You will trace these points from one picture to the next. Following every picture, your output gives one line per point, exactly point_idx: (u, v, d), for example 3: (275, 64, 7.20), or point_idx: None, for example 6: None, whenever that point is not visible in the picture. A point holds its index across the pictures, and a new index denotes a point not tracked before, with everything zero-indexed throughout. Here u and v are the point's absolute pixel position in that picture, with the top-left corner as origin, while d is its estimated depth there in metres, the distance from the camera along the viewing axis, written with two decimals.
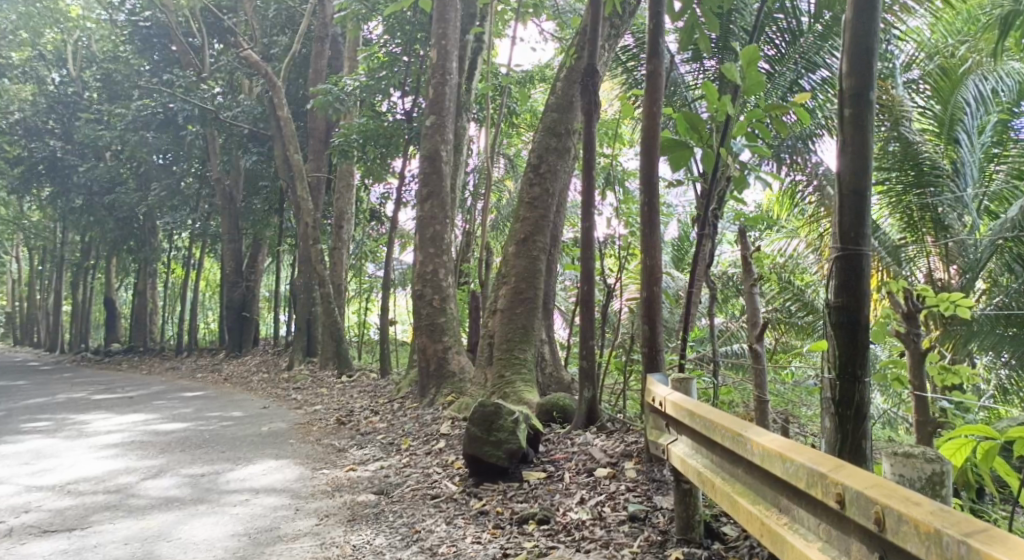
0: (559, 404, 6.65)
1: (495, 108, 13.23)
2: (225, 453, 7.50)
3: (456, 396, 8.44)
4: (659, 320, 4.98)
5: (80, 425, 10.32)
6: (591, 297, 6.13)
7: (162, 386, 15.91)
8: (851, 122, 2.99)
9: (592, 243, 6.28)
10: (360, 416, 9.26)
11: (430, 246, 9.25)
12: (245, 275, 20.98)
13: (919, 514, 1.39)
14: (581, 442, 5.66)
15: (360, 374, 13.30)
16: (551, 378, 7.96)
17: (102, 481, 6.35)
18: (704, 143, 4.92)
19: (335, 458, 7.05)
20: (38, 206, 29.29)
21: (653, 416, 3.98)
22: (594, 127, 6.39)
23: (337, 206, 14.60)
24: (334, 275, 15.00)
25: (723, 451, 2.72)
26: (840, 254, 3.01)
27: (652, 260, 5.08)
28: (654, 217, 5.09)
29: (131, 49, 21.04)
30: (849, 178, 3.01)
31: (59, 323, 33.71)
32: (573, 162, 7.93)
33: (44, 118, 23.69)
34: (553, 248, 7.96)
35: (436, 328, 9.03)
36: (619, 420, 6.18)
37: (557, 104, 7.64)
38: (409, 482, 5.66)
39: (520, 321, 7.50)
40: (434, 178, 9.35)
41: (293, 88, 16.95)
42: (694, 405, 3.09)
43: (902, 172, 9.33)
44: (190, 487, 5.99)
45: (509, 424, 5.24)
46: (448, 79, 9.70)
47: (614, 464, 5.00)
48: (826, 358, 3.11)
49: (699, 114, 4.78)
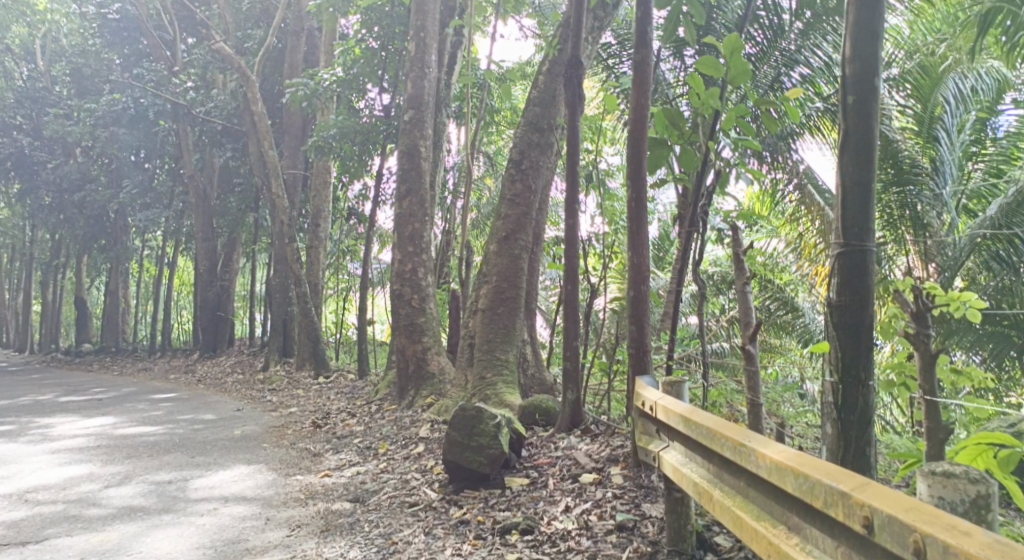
0: (542, 406, 6.46)
1: (474, 105, 13.02)
2: (194, 459, 7.21)
3: (436, 398, 8.24)
4: (646, 321, 4.80)
5: (44, 429, 9.92)
6: (575, 296, 5.92)
7: (132, 388, 15.46)
8: (855, 112, 2.86)
9: (576, 241, 6.08)
10: (337, 419, 8.99)
11: (409, 245, 9.01)
12: (220, 274, 20.52)
13: (969, 546, 1.23)
14: (565, 446, 5.47)
15: (338, 376, 13.01)
16: (533, 380, 7.77)
17: (63, 489, 6.05)
18: (685, 141, 4.72)
19: (310, 463, 6.79)
20: (5, 204, 28.53)
21: (642, 420, 3.81)
22: (578, 121, 6.20)
23: (314, 203, 14.30)
24: (310, 274, 14.67)
25: (723, 461, 2.57)
26: (842, 251, 2.87)
27: (638, 259, 4.93)
28: (641, 214, 4.89)
29: (101, 43, 20.50)
30: (851, 169, 2.87)
31: (28, 323, 32.85)
32: (556, 158, 7.73)
33: (12, 113, 23.03)
34: (535, 246, 7.77)
35: (415, 327, 8.78)
36: (604, 422, 6.00)
37: (540, 98, 7.45)
38: (386, 490, 5.44)
39: (502, 321, 7.29)
40: (413, 174, 9.10)
41: (268, 83, 16.56)
42: (689, 412, 2.95)
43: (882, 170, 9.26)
44: (155, 495, 5.72)
45: (490, 429, 5.03)
46: (426, 72, 9.44)
47: (599, 469, 4.82)
48: (827, 360, 2.96)
49: (679, 111, 4.63)
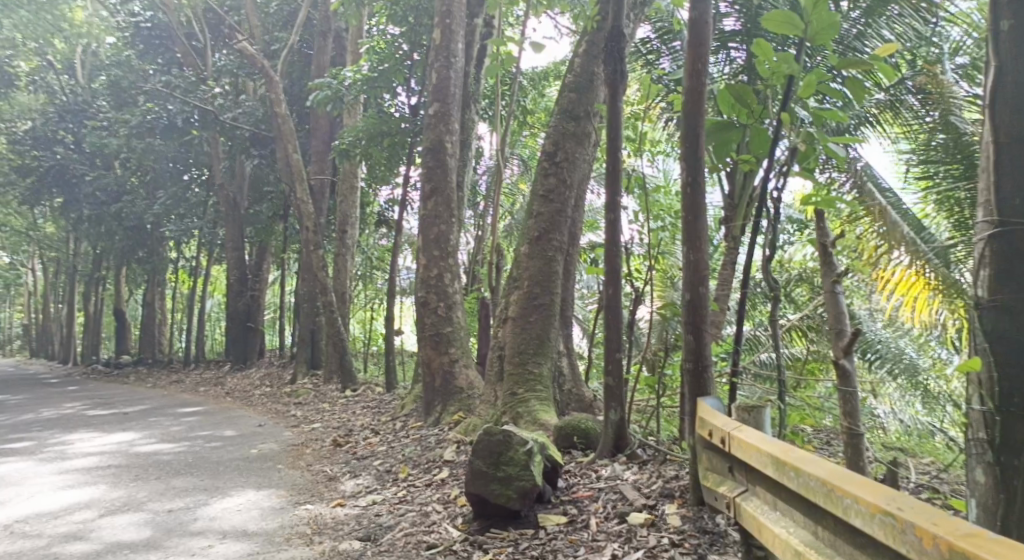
0: (581, 427, 5.71)
1: (506, 105, 12.43)
2: (201, 482, 6.59)
3: (464, 415, 7.55)
4: (708, 327, 4.01)
5: (62, 445, 9.48)
6: (617, 301, 5.17)
7: (161, 401, 15.08)
8: (1016, 40, 2.49)
9: (619, 242, 5.31)
10: (359, 436, 8.37)
11: (434, 249, 8.35)
12: (250, 284, 20.15)
13: None
14: (609, 476, 4.71)
15: (365, 389, 12.41)
16: (570, 396, 6.98)
17: (53, 517, 5.48)
18: (753, 119, 3.92)
19: (324, 489, 6.13)
20: (50, 216, 28.87)
21: (709, 453, 3.04)
22: (620, 101, 5.44)
23: (341, 209, 13.80)
24: (338, 283, 14.12)
25: (850, 534, 1.79)
26: (997, 231, 2.46)
27: (696, 257, 4.10)
28: (700, 207, 4.08)
29: (135, 53, 20.46)
30: (1012, 119, 2.48)
31: (71, 336, 33.13)
32: (594, 150, 7.02)
33: (54, 127, 23.19)
34: (571, 249, 7.03)
35: (442, 338, 8.10)
36: (652, 446, 5.24)
37: (575, 82, 6.71)
38: (402, 524, 4.73)
39: (534, 332, 6.55)
40: (438, 172, 8.44)
41: (295, 87, 16.14)
42: (783, 451, 2.18)
43: (950, 165, 7.89)
44: (150, 526, 5.11)
45: (521, 457, 4.29)
46: (453, 62, 8.81)
47: (651, 507, 4.04)
48: (975, 384, 2.54)
49: (746, 84, 3.86)
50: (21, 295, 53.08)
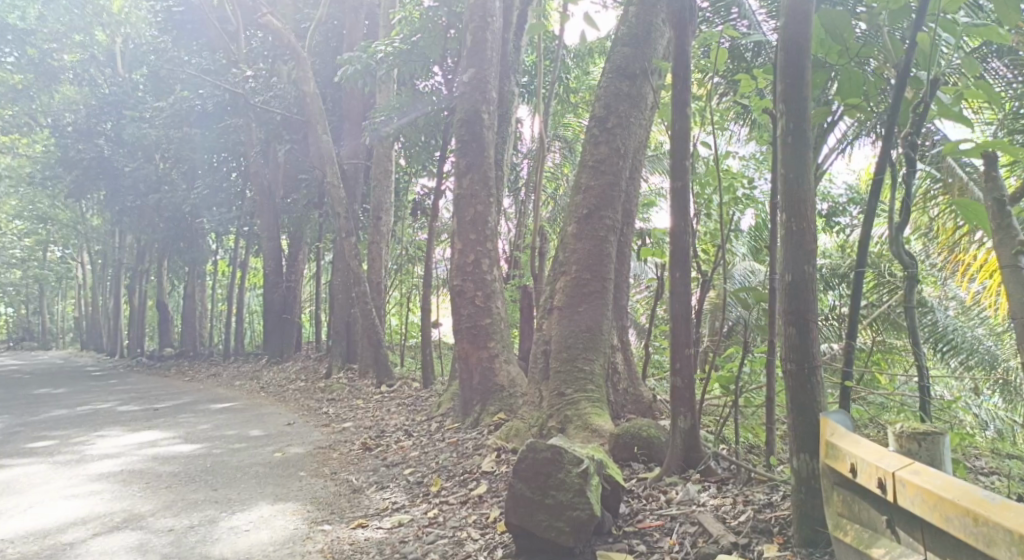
0: (642, 435, 4.86)
1: (548, 82, 11.64)
2: (214, 493, 5.91)
3: (506, 416, 6.78)
4: (814, 315, 3.03)
5: (83, 445, 8.97)
6: (686, 286, 4.26)
7: (196, 396, 14.66)
8: None
9: (689, 220, 4.37)
10: (390, 439, 7.66)
11: (470, 232, 7.54)
12: (287, 275, 19.71)
13: None
14: (682, 501, 3.85)
15: (401, 384, 11.72)
16: (626, 396, 6.12)
17: (43, 537, 4.84)
18: (846, 60, 3.36)
19: (347, 504, 5.40)
20: (95, 209, 29.01)
21: (845, 492, 2.13)
22: (689, 46, 4.48)
23: (376, 194, 13.04)
24: (372, 274, 13.40)
25: None
26: None
27: (799, 223, 3.12)
28: (806, 156, 3.12)
29: (169, 39, 20.11)
30: None
31: (117, 329, 33.35)
32: (651, 116, 6.10)
33: (97, 119, 23.02)
34: (625, 229, 6.18)
35: (480, 331, 7.32)
36: (731, 461, 4.36)
37: (630, 34, 5.79)
38: (431, 556, 3.95)
39: (584, 324, 5.71)
40: (474, 146, 7.63)
41: (327, 68, 15.50)
42: None
43: None
44: (144, 551, 4.41)
45: (574, 480, 3.46)
46: (490, 22, 8.00)
47: (743, 547, 3.18)
48: None
49: (845, 14, 3.26)
50: (70, 288, 54.13)
